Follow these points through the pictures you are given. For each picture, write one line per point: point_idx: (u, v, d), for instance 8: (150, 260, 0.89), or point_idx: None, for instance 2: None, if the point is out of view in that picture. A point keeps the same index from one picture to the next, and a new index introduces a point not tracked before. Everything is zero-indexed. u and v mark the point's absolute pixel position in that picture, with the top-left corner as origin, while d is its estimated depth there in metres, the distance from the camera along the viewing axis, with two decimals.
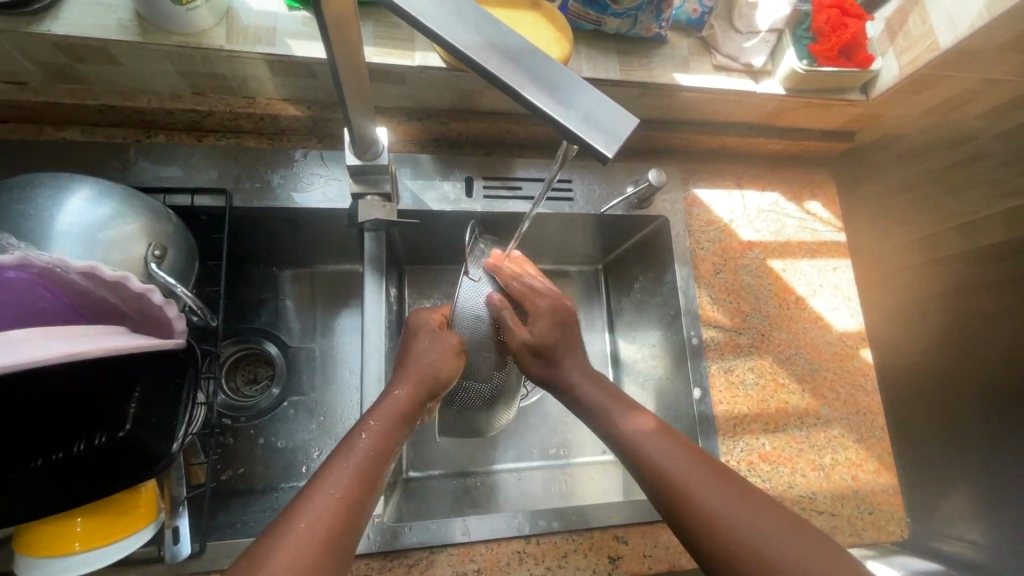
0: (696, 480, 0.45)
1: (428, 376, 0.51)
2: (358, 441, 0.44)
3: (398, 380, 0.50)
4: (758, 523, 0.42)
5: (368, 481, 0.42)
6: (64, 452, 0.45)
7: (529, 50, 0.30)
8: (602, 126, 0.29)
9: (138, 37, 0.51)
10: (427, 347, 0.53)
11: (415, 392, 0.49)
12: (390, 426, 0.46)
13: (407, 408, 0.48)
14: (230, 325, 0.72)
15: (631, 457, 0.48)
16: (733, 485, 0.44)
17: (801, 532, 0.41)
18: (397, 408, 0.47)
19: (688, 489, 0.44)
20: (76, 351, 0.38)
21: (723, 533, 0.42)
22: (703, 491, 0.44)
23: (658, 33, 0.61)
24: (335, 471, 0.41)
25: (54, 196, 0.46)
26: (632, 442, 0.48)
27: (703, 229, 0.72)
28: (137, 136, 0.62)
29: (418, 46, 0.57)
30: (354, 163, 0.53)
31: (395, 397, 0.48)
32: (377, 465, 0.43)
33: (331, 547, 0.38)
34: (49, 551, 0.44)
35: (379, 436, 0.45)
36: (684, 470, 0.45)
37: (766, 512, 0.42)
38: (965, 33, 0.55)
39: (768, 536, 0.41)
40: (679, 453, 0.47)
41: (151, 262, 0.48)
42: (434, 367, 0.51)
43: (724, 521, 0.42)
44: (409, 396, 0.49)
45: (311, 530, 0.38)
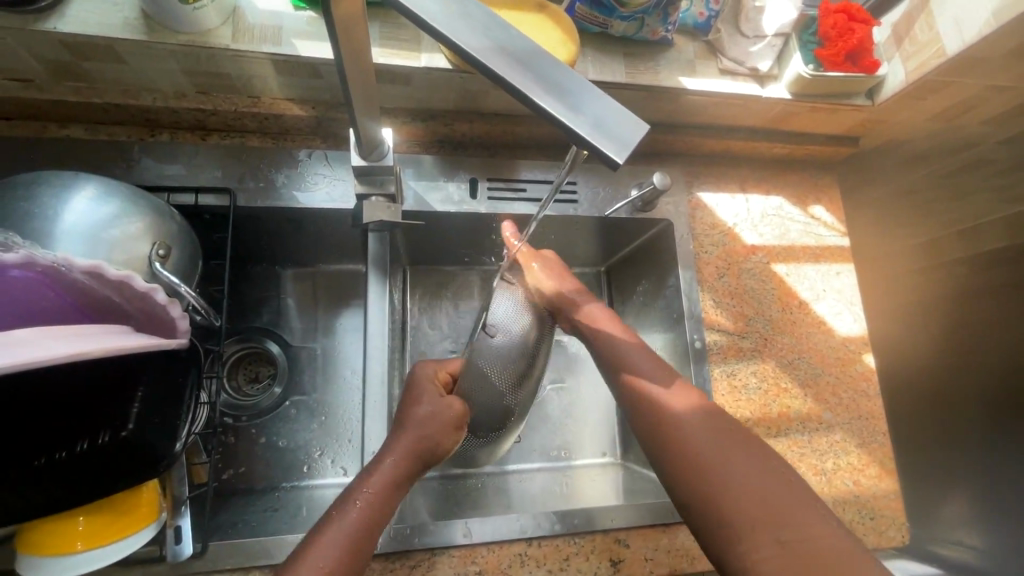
0: (719, 449, 0.45)
1: (425, 442, 0.50)
2: (349, 509, 0.44)
3: (389, 446, 0.49)
4: (777, 497, 0.42)
5: (353, 558, 0.42)
6: (67, 451, 0.45)
7: (539, 55, 0.30)
8: (612, 132, 0.29)
9: (144, 36, 0.51)
10: (425, 409, 0.52)
11: (406, 461, 0.48)
12: (382, 497, 0.46)
13: (399, 476, 0.47)
14: (233, 325, 0.72)
15: (655, 427, 0.49)
16: (758, 459, 0.45)
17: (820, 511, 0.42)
18: (387, 478, 0.47)
19: (714, 460, 0.45)
20: (78, 351, 0.37)
21: (736, 501, 0.43)
22: (727, 462, 0.45)
23: (664, 36, 0.61)
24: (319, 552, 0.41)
25: (58, 194, 0.46)
26: (660, 414, 0.49)
27: (707, 232, 0.72)
28: (141, 135, 0.62)
29: (424, 48, 0.57)
30: (360, 164, 0.53)
31: (385, 467, 0.47)
32: (361, 545, 0.43)
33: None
34: (50, 550, 0.44)
35: (371, 507, 0.45)
36: (719, 444, 0.46)
37: (788, 491, 0.43)
38: (972, 40, 0.55)
39: (784, 511, 0.42)
40: (706, 429, 0.47)
41: (154, 261, 0.48)
42: (432, 436, 0.50)
43: (741, 490, 0.43)
44: (403, 467, 0.48)
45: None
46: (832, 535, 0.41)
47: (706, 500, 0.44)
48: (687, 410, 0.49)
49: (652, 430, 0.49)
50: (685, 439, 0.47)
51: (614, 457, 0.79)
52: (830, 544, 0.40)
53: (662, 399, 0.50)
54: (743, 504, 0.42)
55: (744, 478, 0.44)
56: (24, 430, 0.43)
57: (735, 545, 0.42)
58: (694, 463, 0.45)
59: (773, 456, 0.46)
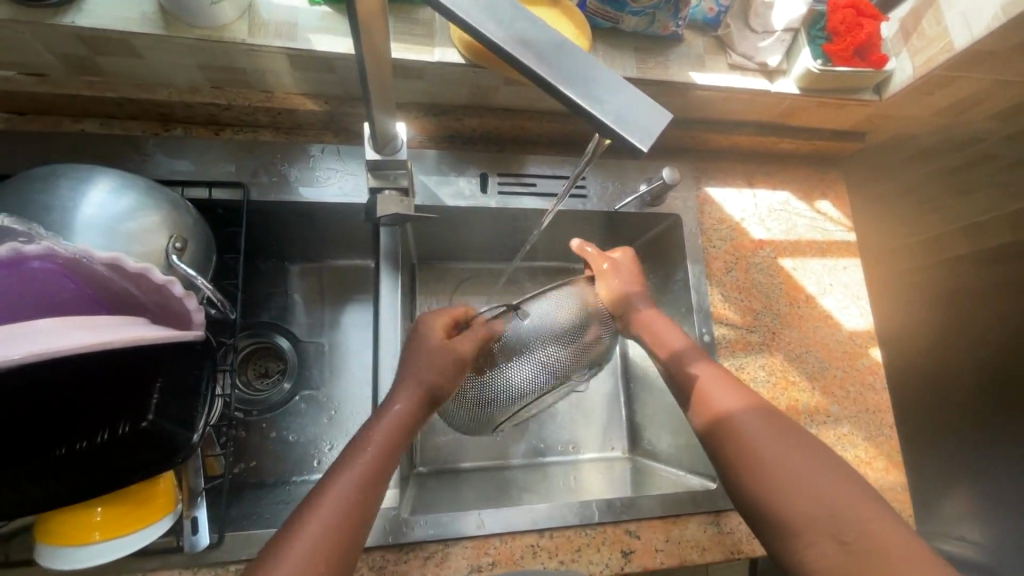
0: (773, 444, 0.47)
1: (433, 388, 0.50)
2: (361, 457, 0.45)
3: (397, 392, 0.49)
4: (819, 482, 0.44)
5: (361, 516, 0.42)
6: (88, 441, 0.44)
7: (564, 45, 0.30)
8: (637, 123, 0.29)
9: (161, 30, 0.51)
10: (433, 359, 0.50)
11: (415, 404, 0.49)
12: (391, 440, 0.46)
13: (409, 420, 0.48)
14: (244, 320, 0.73)
15: (704, 414, 0.51)
16: (803, 448, 0.46)
17: (868, 497, 0.43)
18: (397, 420, 0.47)
19: (760, 446, 0.47)
20: (100, 341, 0.38)
21: (779, 486, 0.45)
22: (772, 447, 0.46)
23: (674, 32, 0.62)
24: (333, 493, 0.42)
25: (76, 186, 0.46)
26: (711, 404, 0.51)
27: (716, 227, 0.72)
28: (155, 130, 0.62)
29: (437, 42, 0.58)
30: (373, 158, 0.54)
31: (395, 413, 0.48)
32: (374, 488, 0.44)
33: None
34: (68, 539, 0.45)
35: (385, 451, 0.46)
36: (771, 440, 0.47)
37: (830, 478, 0.44)
38: (981, 34, 0.55)
39: (823, 494, 0.43)
40: (757, 420, 0.49)
41: (172, 253, 0.48)
42: (434, 383, 0.50)
43: (783, 472, 0.45)
44: (412, 409, 0.48)
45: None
46: (873, 521, 0.42)
47: (745, 479, 0.46)
48: (741, 402, 0.50)
49: (705, 425, 0.51)
50: (738, 434, 0.48)
51: (622, 451, 0.79)
52: (868, 528, 0.41)
53: (715, 396, 0.52)
54: (781, 485, 0.44)
55: (785, 462, 0.45)
56: (25, 430, 0.40)
57: (767, 519, 0.45)
58: (740, 447, 0.47)
59: (825, 452, 0.46)
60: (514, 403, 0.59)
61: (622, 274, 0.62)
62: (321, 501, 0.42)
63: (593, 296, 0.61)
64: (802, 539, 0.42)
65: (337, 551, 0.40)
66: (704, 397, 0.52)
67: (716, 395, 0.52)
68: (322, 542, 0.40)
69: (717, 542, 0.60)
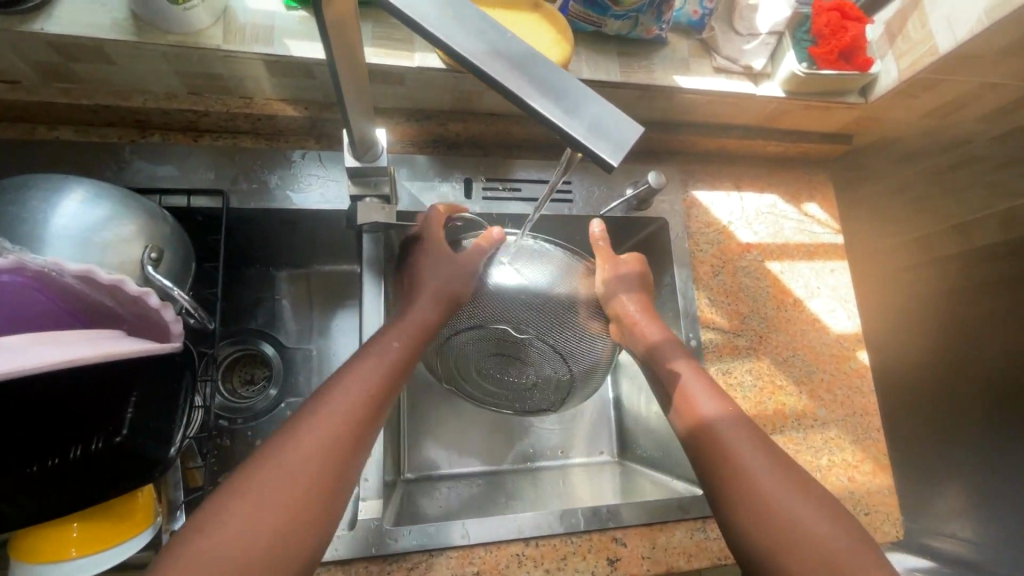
0: (752, 462, 0.47)
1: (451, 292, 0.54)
2: (389, 350, 0.49)
3: (419, 293, 0.54)
4: (795, 500, 0.44)
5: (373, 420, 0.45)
6: (60, 458, 0.44)
7: (533, 56, 0.30)
8: (608, 134, 0.29)
9: (134, 37, 0.50)
10: (446, 269, 0.55)
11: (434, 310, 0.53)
12: (412, 339, 0.51)
13: (428, 323, 0.53)
14: (228, 327, 0.72)
15: (687, 420, 0.51)
16: (784, 468, 0.46)
17: (841, 521, 0.43)
18: (417, 323, 0.52)
19: (741, 456, 0.47)
20: (69, 359, 0.37)
21: (753, 504, 0.44)
22: (754, 461, 0.47)
23: (659, 35, 0.61)
24: (357, 377, 0.46)
25: (49, 197, 0.46)
26: (696, 409, 0.51)
27: (702, 231, 0.72)
28: (131, 136, 0.61)
29: (417, 47, 0.57)
30: (354, 165, 0.53)
31: (420, 316, 0.53)
32: (394, 380, 0.48)
33: (343, 456, 0.42)
34: (43, 557, 0.44)
35: (406, 349, 0.50)
36: (752, 458, 0.47)
37: (807, 500, 0.44)
38: (966, 37, 0.55)
39: (800, 516, 0.43)
40: (741, 433, 0.49)
41: (147, 264, 0.47)
42: (451, 290, 0.54)
43: (762, 486, 0.45)
44: (433, 314, 0.53)
45: (304, 451, 0.41)
46: (844, 545, 0.42)
47: (721, 489, 0.46)
48: (721, 410, 0.50)
49: (687, 431, 0.51)
50: (718, 446, 0.48)
51: (611, 455, 0.79)
52: (837, 557, 0.41)
53: (699, 403, 0.51)
54: (759, 503, 0.44)
55: (766, 478, 0.45)
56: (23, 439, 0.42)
57: (741, 534, 0.44)
58: (720, 455, 0.48)
59: (805, 479, 0.46)
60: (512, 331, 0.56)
61: (623, 271, 0.61)
62: (343, 385, 0.46)
63: (584, 280, 0.59)
64: (777, 555, 0.42)
65: (355, 428, 0.44)
66: (688, 403, 0.52)
67: (694, 398, 0.52)
68: (339, 421, 0.43)
69: (704, 547, 0.60)
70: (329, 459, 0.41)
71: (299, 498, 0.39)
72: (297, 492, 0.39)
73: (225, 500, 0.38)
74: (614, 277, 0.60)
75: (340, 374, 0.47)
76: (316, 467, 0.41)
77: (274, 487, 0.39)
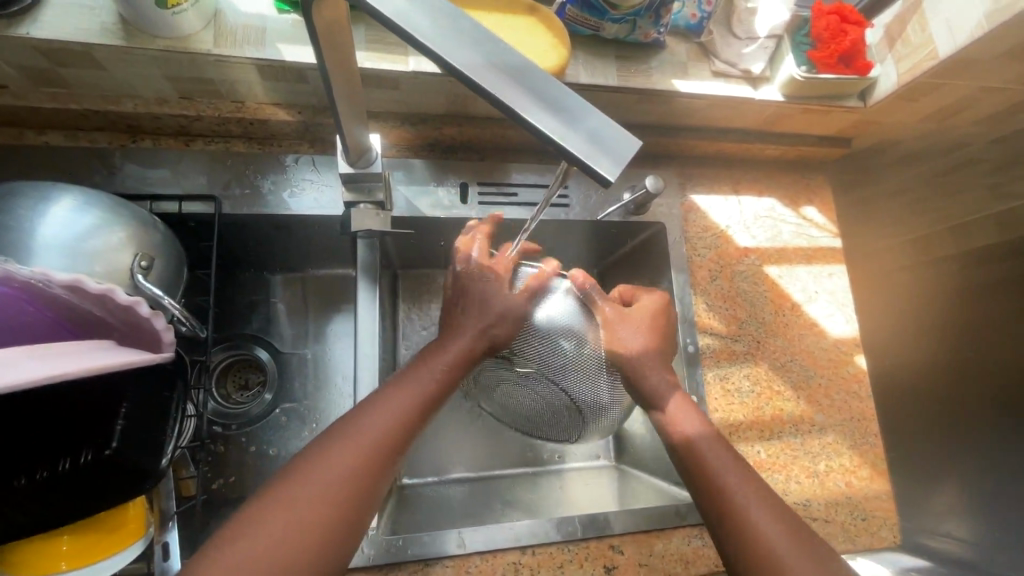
0: (731, 481, 0.47)
1: (487, 331, 0.52)
2: (428, 380, 0.48)
3: (456, 334, 0.51)
4: (764, 520, 0.45)
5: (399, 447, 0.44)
6: (48, 471, 0.42)
7: (529, 68, 0.29)
8: (607, 149, 0.28)
9: (123, 41, 0.49)
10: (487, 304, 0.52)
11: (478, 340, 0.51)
12: (454, 369, 0.49)
13: (467, 353, 0.50)
14: (221, 333, 0.71)
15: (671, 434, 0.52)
16: (756, 491, 0.47)
17: (807, 549, 0.44)
18: (458, 354, 0.50)
19: (715, 473, 0.48)
20: (59, 372, 0.36)
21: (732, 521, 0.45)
22: (727, 480, 0.47)
23: (657, 39, 0.60)
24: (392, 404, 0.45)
25: (37, 205, 0.45)
26: (678, 424, 0.52)
27: (700, 235, 0.71)
28: (122, 141, 0.60)
29: (412, 51, 0.56)
30: (347, 171, 0.52)
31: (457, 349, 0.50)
32: (426, 411, 0.47)
33: (368, 481, 0.42)
34: (35, 571, 0.43)
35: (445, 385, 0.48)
36: (731, 475, 0.48)
37: (779, 518, 0.45)
38: (966, 41, 0.55)
39: (768, 538, 0.44)
40: (720, 452, 0.49)
41: (137, 273, 0.47)
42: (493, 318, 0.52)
43: (735, 504, 0.46)
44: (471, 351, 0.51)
45: (329, 473, 0.40)
46: (804, 571, 0.42)
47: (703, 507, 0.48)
48: (704, 428, 0.51)
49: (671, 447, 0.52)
50: (699, 465, 0.49)
51: (608, 460, 0.79)
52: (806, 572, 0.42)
53: (682, 421, 0.52)
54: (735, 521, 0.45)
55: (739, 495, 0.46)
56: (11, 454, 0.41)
57: (716, 543, 0.46)
58: (698, 472, 0.49)
59: (776, 498, 0.47)
60: (547, 379, 0.56)
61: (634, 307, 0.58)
62: (371, 413, 0.45)
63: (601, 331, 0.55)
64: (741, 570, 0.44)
65: (378, 453, 0.43)
66: (672, 420, 0.52)
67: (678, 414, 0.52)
68: (370, 446, 0.43)
69: (701, 554, 0.60)
70: (353, 483, 0.41)
71: (320, 518, 0.39)
72: (321, 513, 0.39)
73: (228, 528, 0.37)
74: (617, 325, 0.55)
75: (368, 404, 0.45)
76: (340, 489, 0.40)
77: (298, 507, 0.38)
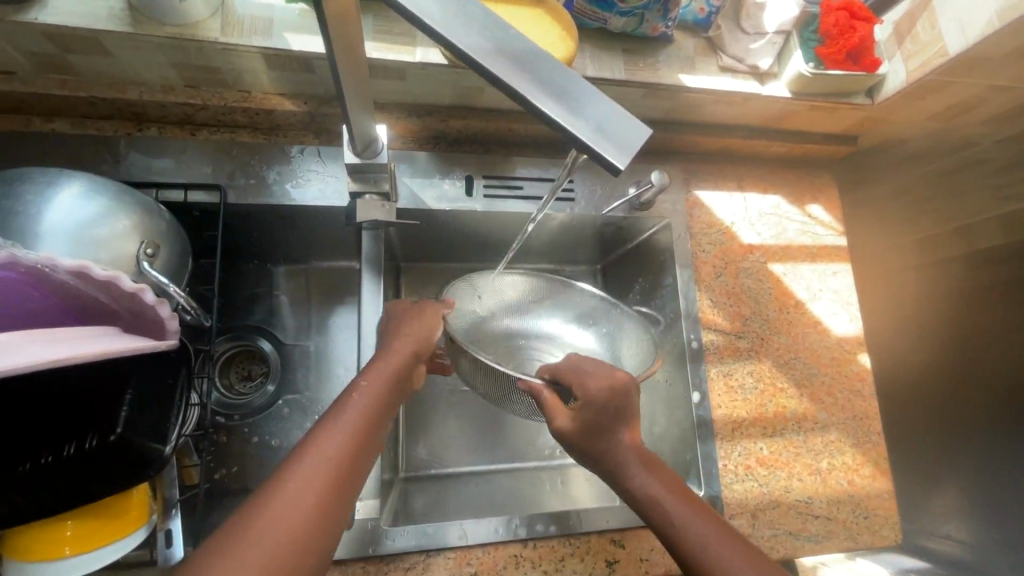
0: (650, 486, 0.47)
1: (422, 342, 0.53)
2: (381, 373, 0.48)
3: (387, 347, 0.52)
4: (691, 520, 0.45)
5: (370, 440, 0.43)
6: (53, 456, 0.42)
7: (538, 55, 0.29)
8: (615, 139, 0.28)
9: (129, 28, 0.49)
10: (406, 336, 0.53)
11: (408, 356, 0.51)
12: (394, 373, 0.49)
13: (401, 368, 0.50)
14: (225, 323, 0.71)
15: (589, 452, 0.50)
16: (683, 498, 0.47)
17: (729, 533, 0.44)
18: (394, 367, 0.49)
19: (636, 484, 0.48)
20: (63, 356, 0.36)
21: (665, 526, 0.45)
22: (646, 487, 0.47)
23: (664, 32, 0.60)
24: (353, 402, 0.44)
25: (43, 191, 0.45)
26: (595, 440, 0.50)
27: (705, 231, 0.71)
28: (128, 129, 0.60)
29: (419, 42, 0.56)
30: (353, 161, 0.52)
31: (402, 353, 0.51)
32: (386, 406, 0.46)
33: (349, 466, 0.40)
34: (38, 555, 0.43)
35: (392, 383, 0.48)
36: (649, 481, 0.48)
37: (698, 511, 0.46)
38: (975, 39, 0.54)
39: (693, 532, 0.44)
40: (636, 462, 0.49)
41: (143, 260, 0.47)
42: (424, 336, 0.54)
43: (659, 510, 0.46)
44: (409, 354, 0.51)
45: (313, 467, 0.38)
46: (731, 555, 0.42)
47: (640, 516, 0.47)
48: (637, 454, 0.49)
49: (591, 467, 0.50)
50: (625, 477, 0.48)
51: None
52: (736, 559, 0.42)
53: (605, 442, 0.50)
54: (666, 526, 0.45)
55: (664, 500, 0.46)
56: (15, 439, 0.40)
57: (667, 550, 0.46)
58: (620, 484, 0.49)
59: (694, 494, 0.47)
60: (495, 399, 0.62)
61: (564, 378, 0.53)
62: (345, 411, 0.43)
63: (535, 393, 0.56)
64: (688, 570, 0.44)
65: (361, 446, 0.42)
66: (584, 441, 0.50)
67: (597, 433, 0.50)
68: (341, 443, 0.41)
69: None
70: (338, 469, 0.39)
71: (317, 508, 0.37)
72: (312, 509, 0.36)
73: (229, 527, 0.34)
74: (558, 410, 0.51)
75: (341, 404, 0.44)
76: (324, 482, 0.38)
77: (287, 503, 0.36)
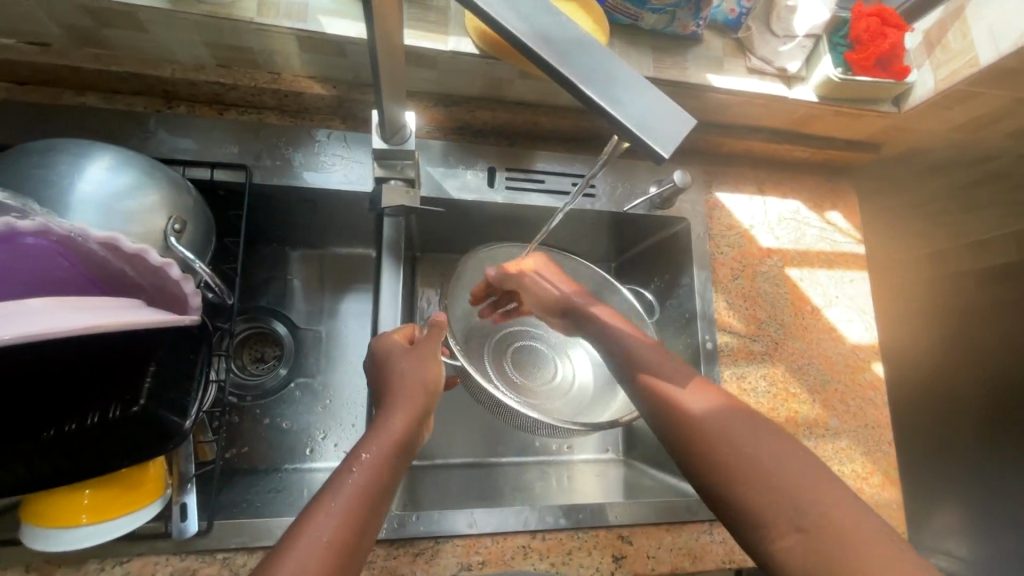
0: (735, 434, 0.43)
1: (420, 398, 0.49)
2: (382, 438, 0.45)
3: (386, 403, 0.48)
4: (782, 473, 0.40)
5: (363, 519, 0.41)
6: (77, 424, 0.44)
7: (585, 41, 0.29)
8: (655, 126, 0.29)
9: (168, 5, 0.50)
10: (401, 366, 0.51)
11: (411, 417, 0.47)
12: (393, 439, 0.46)
13: (402, 436, 0.46)
14: (241, 304, 0.71)
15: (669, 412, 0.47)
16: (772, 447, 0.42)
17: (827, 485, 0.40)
18: (392, 438, 0.46)
19: (717, 439, 0.43)
20: (89, 326, 0.36)
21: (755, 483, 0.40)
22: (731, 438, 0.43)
23: (694, 31, 0.61)
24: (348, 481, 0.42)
25: (76, 162, 0.45)
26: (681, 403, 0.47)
27: (724, 233, 0.71)
28: (157, 106, 0.60)
29: (451, 31, 0.56)
30: (380, 147, 0.53)
31: (402, 416, 0.47)
32: (386, 478, 0.44)
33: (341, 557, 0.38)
34: (55, 520, 0.43)
35: (388, 452, 0.45)
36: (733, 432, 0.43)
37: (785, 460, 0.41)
38: (1007, 50, 0.54)
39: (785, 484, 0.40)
40: (727, 417, 0.45)
41: (170, 235, 0.47)
42: (426, 381, 0.50)
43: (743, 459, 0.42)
44: (409, 419, 0.47)
45: (304, 560, 0.37)
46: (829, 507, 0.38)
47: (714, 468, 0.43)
48: (715, 404, 0.46)
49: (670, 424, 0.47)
50: (709, 428, 0.44)
51: (615, 454, 0.79)
52: (842, 515, 0.38)
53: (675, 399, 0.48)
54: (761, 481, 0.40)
55: (765, 463, 0.41)
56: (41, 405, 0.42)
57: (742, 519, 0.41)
58: (691, 439, 0.45)
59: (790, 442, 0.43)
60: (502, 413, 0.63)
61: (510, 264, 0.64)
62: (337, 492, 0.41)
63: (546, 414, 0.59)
64: (783, 556, 0.38)
65: (354, 527, 0.40)
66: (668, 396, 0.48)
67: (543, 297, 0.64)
68: (335, 527, 0.39)
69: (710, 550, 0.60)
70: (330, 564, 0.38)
71: None
72: None
73: None
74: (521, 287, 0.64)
75: (336, 480, 0.42)
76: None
77: None
